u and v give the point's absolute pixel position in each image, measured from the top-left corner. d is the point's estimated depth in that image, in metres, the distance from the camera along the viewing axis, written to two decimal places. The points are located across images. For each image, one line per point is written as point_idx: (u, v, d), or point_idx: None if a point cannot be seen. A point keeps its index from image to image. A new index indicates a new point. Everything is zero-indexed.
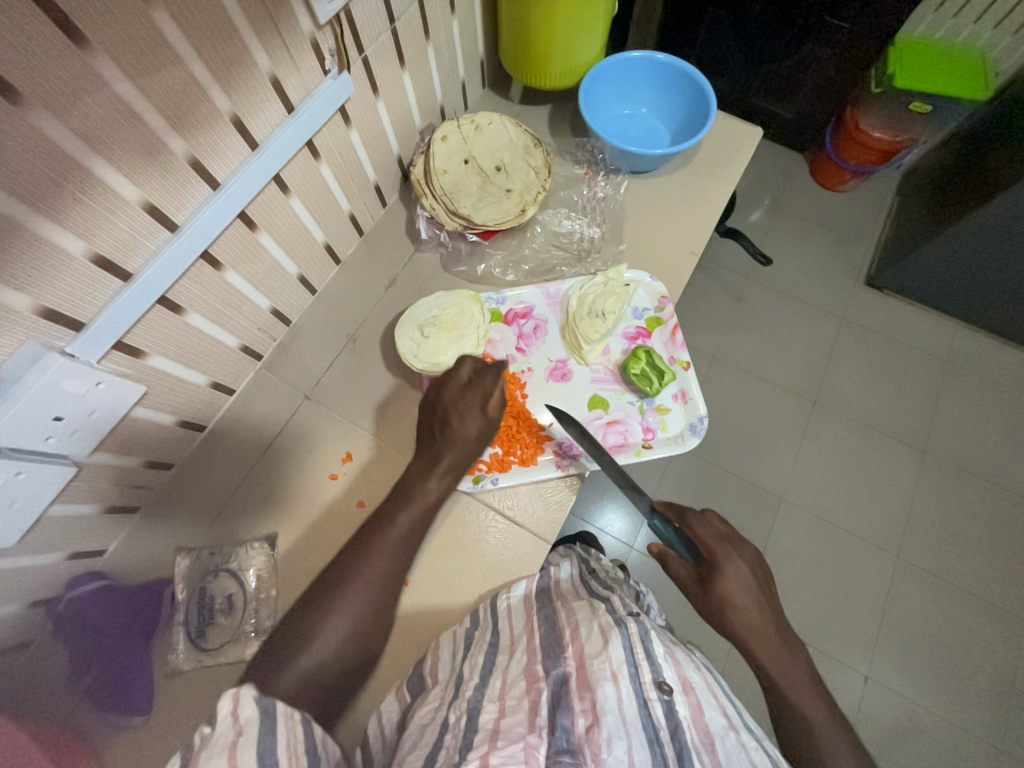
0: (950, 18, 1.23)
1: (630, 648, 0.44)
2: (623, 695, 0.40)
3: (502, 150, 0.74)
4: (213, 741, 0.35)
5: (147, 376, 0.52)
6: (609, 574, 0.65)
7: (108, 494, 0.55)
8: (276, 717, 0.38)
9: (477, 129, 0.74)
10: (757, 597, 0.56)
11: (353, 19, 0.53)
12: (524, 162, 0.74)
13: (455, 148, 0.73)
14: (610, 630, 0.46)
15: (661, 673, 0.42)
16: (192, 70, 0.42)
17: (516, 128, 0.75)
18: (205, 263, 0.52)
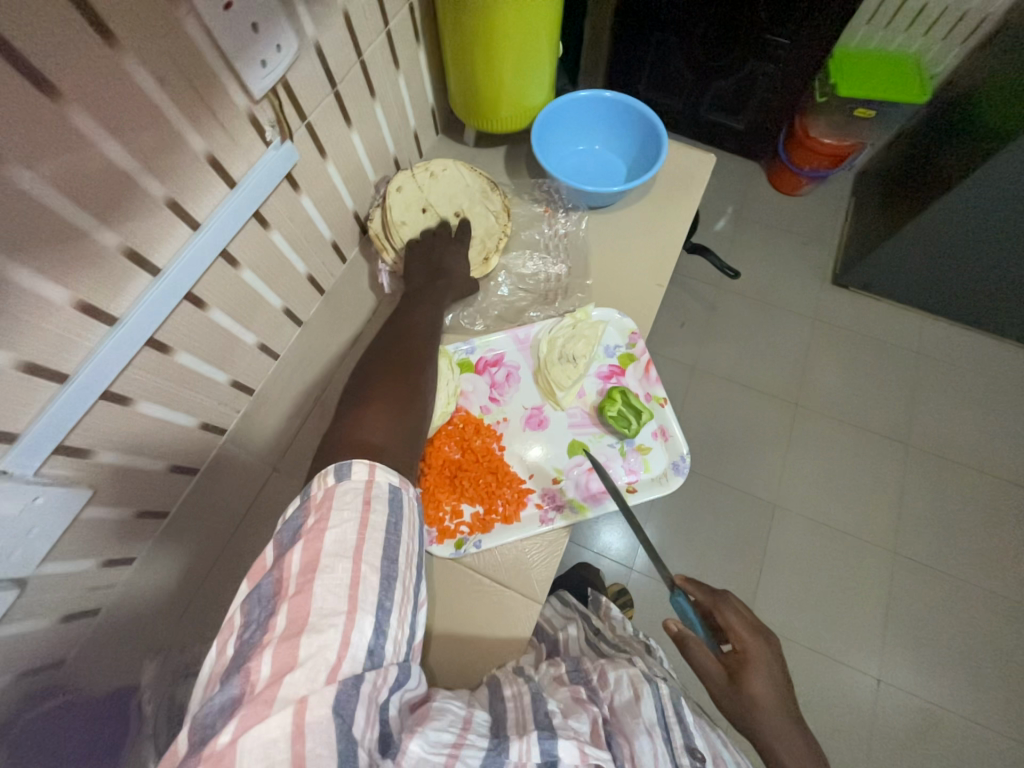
0: (883, 27, 1.29)
1: (661, 709, 0.51)
2: (659, 753, 0.47)
3: (459, 196, 0.75)
4: (341, 498, 0.42)
5: (93, 475, 0.49)
6: (622, 635, 0.70)
7: (61, 603, 0.51)
8: (395, 509, 0.44)
9: (432, 177, 0.74)
10: (787, 703, 0.59)
11: (291, 87, 0.52)
12: (483, 207, 0.74)
13: (412, 199, 0.73)
14: (642, 685, 0.53)
15: (693, 739, 0.50)
16: (118, 163, 0.40)
17: (471, 171, 0.75)
18: (152, 350, 0.49)
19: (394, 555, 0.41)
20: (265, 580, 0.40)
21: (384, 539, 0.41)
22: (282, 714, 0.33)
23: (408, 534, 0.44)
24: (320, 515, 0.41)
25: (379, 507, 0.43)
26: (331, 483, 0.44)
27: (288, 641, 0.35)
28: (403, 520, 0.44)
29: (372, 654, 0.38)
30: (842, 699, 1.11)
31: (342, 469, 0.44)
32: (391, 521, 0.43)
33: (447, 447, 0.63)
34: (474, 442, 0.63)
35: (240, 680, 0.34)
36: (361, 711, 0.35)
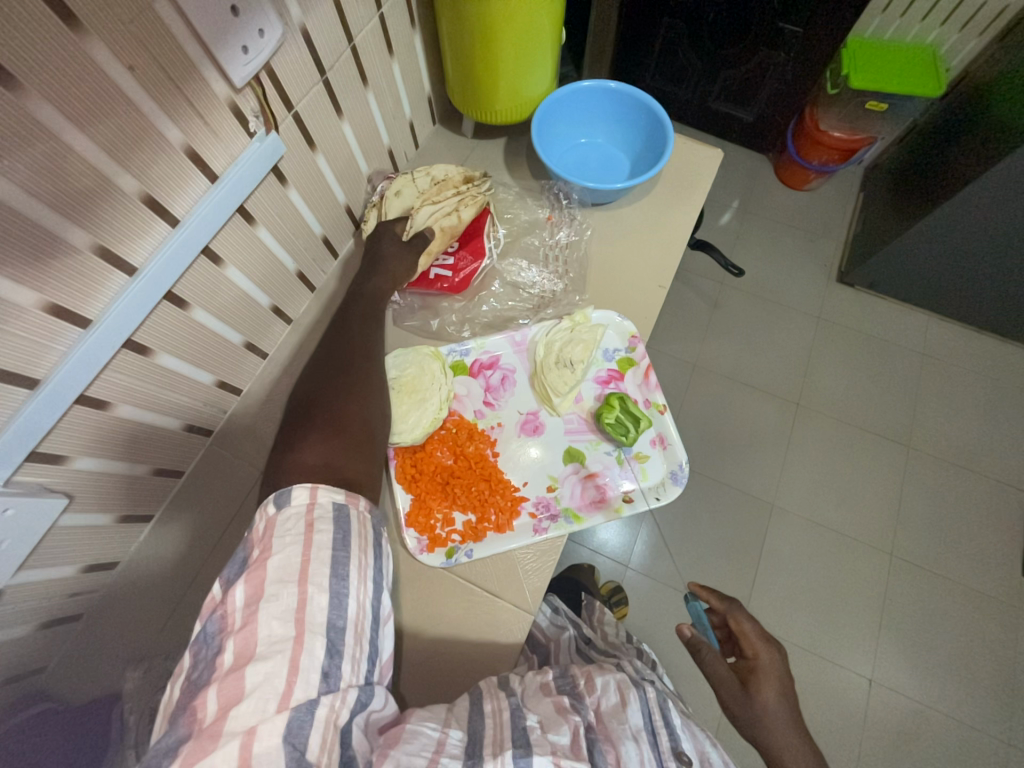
0: (898, 18, 1.24)
1: (648, 713, 0.49)
2: (644, 758, 0.45)
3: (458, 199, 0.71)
4: (282, 526, 0.41)
5: (70, 482, 0.47)
6: (612, 639, 0.70)
7: (42, 610, 0.50)
8: (342, 525, 0.43)
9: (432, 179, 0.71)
10: (796, 717, 0.58)
11: (274, 76, 0.49)
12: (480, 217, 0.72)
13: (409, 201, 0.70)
14: (630, 690, 0.51)
15: (680, 743, 0.48)
16: (89, 158, 0.38)
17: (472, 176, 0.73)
18: (130, 351, 0.47)
19: (344, 572, 0.40)
20: (211, 617, 0.38)
21: (332, 556, 0.40)
22: (226, 750, 0.31)
23: (360, 548, 0.42)
24: (262, 546, 0.40)
25: (324, 525, 0.42)
26: (271, 513, 0.42)
27: (233, 675, 0.34)
28: (353, 536, 0.43)
29: (328, 677, 0.37)
30: (835, 698, 1.11)
31: (281, 497, 0.43)
32: (338, 537, 0.41)
33: (441, 454, 0.61)
34: (467, 449, 0.61)
35: (184, 722, 0.33)
36: (315, 737, 0.34)
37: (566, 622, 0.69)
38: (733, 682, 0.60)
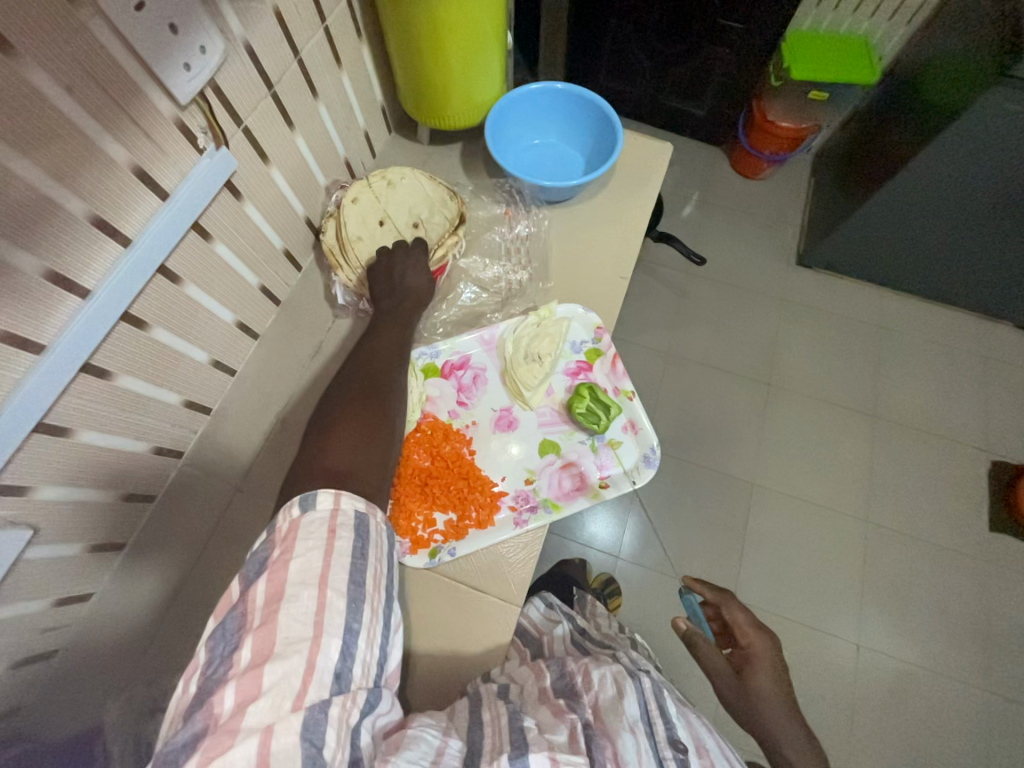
0: (833, 10, 1.30)
1: (645, 703, 0.50)
2: (643, 750, 0.46)
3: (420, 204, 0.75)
4: (305, 528, 0.41)
5: (34, 513, 0.46)
6: (603, 629, 0.72)
7: (12, 649, 0.49)
8: (362, 533, 0.43)
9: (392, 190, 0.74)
10: (790, 702, 0.60)
11: (221, 92, 0.49)
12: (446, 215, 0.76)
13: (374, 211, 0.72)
14: (625, 680, 0.52)
15: (675, 732, 0.48)
16: (31, 181, 0.37)
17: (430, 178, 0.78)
18: (89, 375, 0.46)
19: (361, 579, 0.40)
20: (229, 615, 0.38)
21: (351, 563, 0.40)
22: (245, 746, 0.31)
23: (377, 557, 0.43)
24: (285, 547, 0.40)
25: (345, 532, 0.42)
26: (294, 514, 0.42)
27: (252, 672, 0.34)
28: (371, 544, 0.43)
29: (340, 678, 0.37)
30: (826, 667, 1.14)
31: (306, 499, 0.43)
32: (358, 544, 0.42)
33: (418, 457, 0.62)
34: (443, 448, 0.62)
35: (201, 715, 0.33)
36: (330, 736, 0.34)
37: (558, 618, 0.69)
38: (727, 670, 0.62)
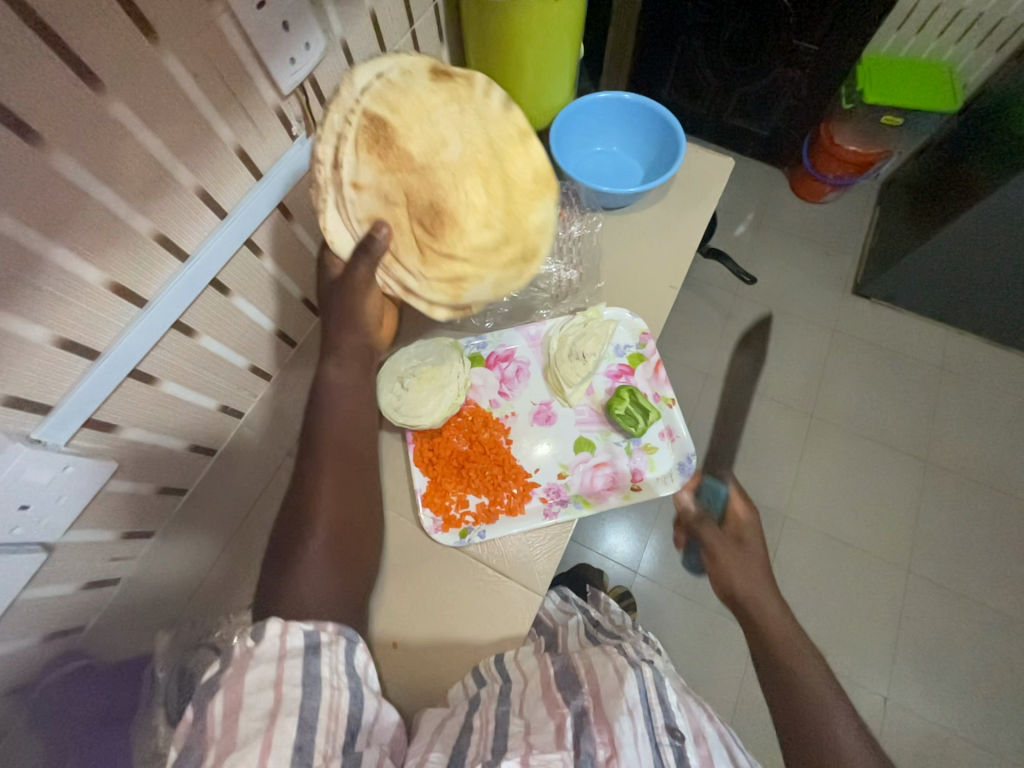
0: (913, 35, 1.27)
1: (644, 691, 0.49)
2: (639, 731, 0.47)
3: (490, 152, 0.58)
4: (255, 657, 0.42)
5: (118, 450, 0.51)
6: (617, 623, 0.71)
7: (86, 571, 0.53)
8: (313, 656, 0.43)
9: (437, 152, 0.55)
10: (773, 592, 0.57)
11: (317, 85, 0.54)
12: (522, 153, 0.58)
13: (437, 200, 0.55)
14: (627, 670, 0.51)
15: (674, 719, 0.49)
16: (154, 153, 0.42)
17: (463, 89, 0.56)
18: (177, 332, 0.51)
19: (311, 699, 0.41)
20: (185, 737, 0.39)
21: (300, 687, 0.41)
22: None
23: (331, 684, 0.43)
24: (236, 666, 0.41)
25: (295, 658, 0.43)
26: (248, 643, 0.43)
27: None
28: (322, 663, 0.44)
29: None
30: None
31: (260, 629, 0.43)
32: (308, 671, 0.42)
33: (456, 440, 0.64)
34: (482, 435, 0.65)
35: None
36: None
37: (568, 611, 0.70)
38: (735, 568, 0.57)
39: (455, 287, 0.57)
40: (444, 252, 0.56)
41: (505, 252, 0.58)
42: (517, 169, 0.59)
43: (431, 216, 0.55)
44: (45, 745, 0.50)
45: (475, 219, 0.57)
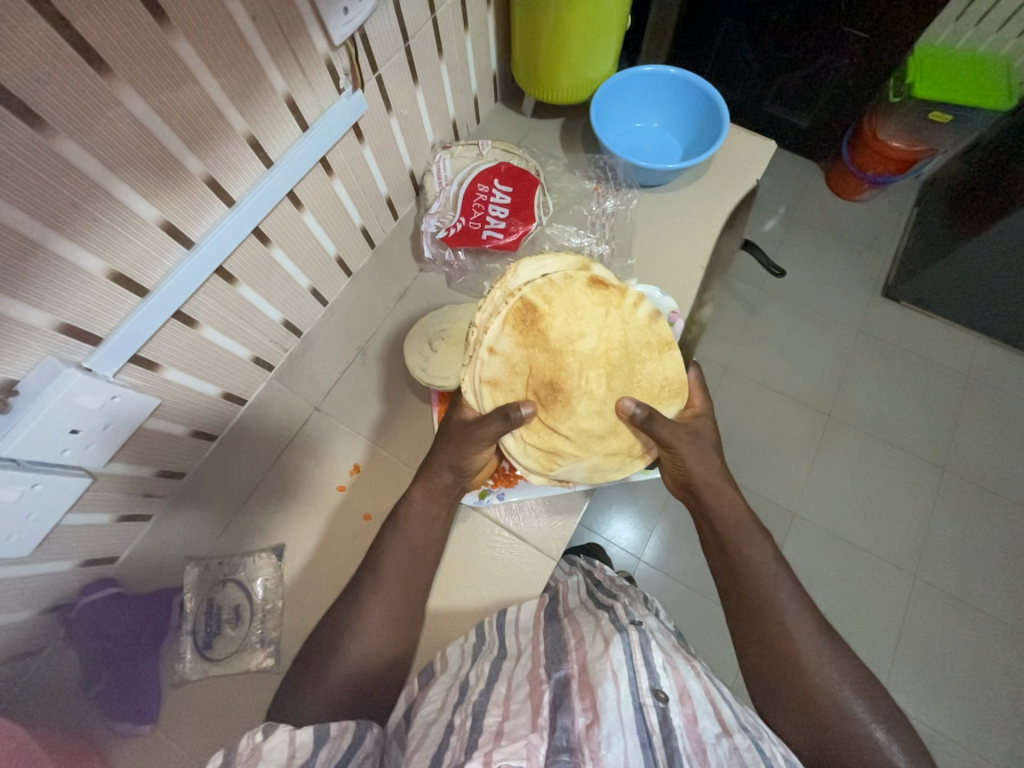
0: (972, 25, 1.19)
1: (630, 652, 0.51)
2: (622, 695, 0.47)
3: (622, 354, 0.59)
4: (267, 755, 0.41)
5: (160, 389, 0.53)
6: (616, 583, 0.73)
7: (120, 504, 0.56)
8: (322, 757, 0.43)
9: (574, 343, 0.57)
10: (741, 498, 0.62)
11: (367, 39, 0.54)
12: (653, 359, 0.61)
13: (559, 380, 0.57)
14: (613, 636, 0.53)
15: (657, 682, 0.49)
16: (210, 93, 0.42)
17: (617, 300, 0.60)
18: (219, 278, 0.52)
19: None
20: None
21: None
22: None
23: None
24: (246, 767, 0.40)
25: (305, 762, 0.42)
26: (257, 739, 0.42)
27: None
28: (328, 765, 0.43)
29: None
30: None
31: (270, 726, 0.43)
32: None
33: None
34: None
35: None
36: None
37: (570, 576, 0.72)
38: (724, 517, 0.61)
39: (548, 458, 0.58)
40: (551, 425, 0.57)
41: (609, 447, 0.59)
42: (641, 377, 0.61)
43: (548, 390, 0.56)
44: (82, 658, 0.54)
45: (589, 402, 0.57)
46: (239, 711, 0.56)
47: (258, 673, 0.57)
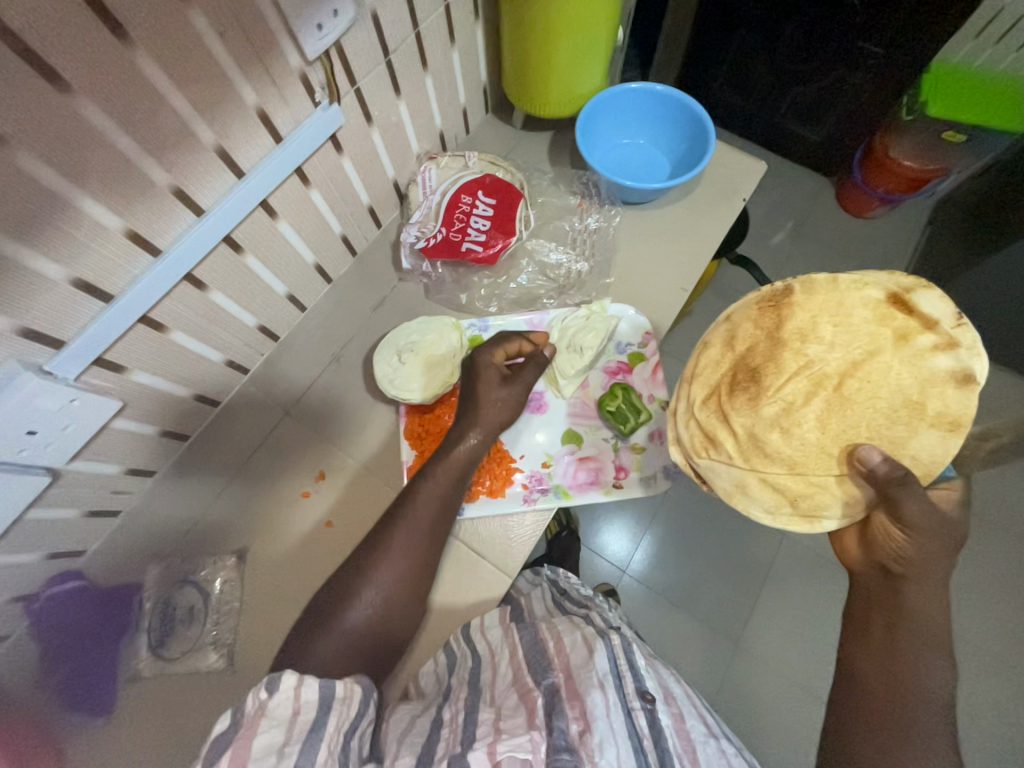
0: (1012, 49, 1.11)
1: (614, 659, 0.50)
2: (611, 702, 0.46)
3: (864, 389, 0.50)
4: (271, 712, 0.41)
5: (126, 391, 0.53)
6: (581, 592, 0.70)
7: (89, 499, 0.56)
8: (325, 716, 0.42)
9: (809, 344, 0.52)
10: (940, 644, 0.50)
11: (344, 54, 0.54)
12: (903, 427, 0.50)
13: (763, 371, 0.52)
14: (595, 641, 0.52)
15: (643, 684, 0.49)
16: (177, 109, 0.43)
17: (903, 335, 0.50)
18: (189, 284, 0.53)
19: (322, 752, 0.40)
20: None
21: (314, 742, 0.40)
22: None
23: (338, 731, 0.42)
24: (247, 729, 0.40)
25: (308, 715, 0.42)
26: (262, 696, 0.42)
27: None
28: (336, 721, 0.43)
29: None
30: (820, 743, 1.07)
31: (274, 679, 0.42)
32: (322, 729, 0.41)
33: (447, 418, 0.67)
34: None
35: None
36: None
37: (533, 592, 0.69)
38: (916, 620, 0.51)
39: (703, 442, 0.54)
40: (723, 412, 0.53)
41: (773, 476, 0.52)
42: (879, 430, 0.50)
43: (747, 376, 0.53)
44: (43, 649, 0.55)
45: (779, 410, 0.51)
46: (191, 711, 0.57)
47: (210, 673, 0.58)
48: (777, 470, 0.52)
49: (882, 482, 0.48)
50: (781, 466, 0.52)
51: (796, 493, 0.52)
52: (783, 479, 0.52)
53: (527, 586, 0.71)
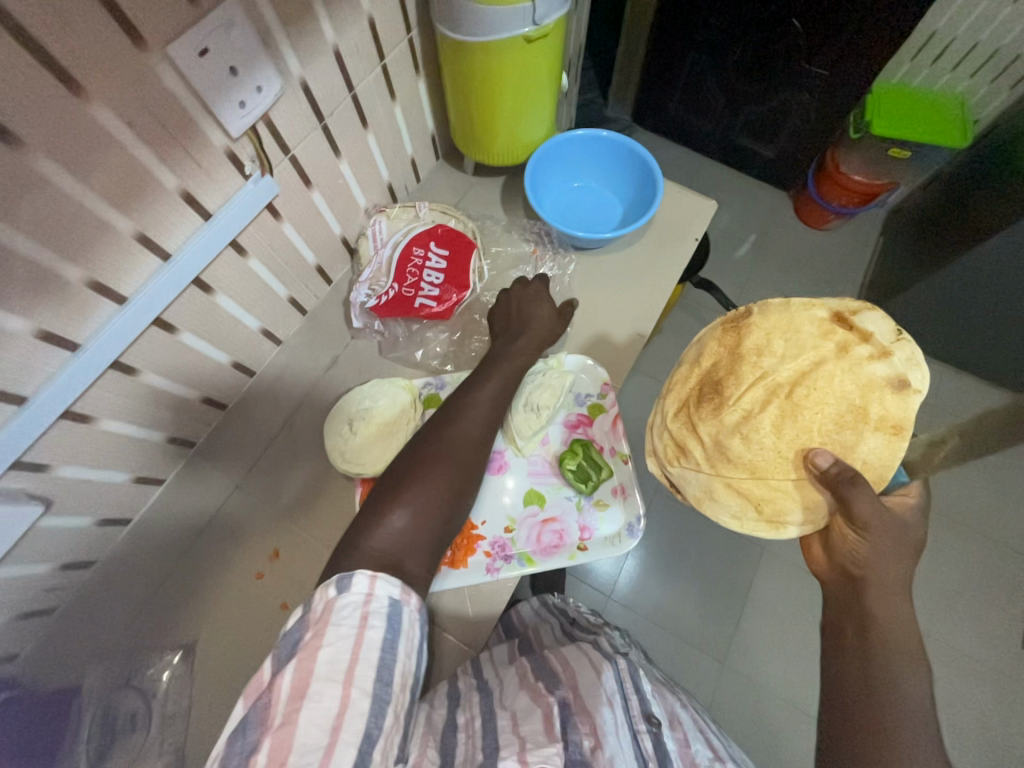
0: (927, 66, 1.23)
1: (621, 682, 0.54)
2: (620, 722, 0.49)
3: (817, 398, 0.47)
4: (339, 613, 0.41)
5: (51, 489, 0.50)
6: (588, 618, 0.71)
7: (13, 603, 0.52)
8: (392, 626, 0.42)
9: (764, 356, 0.50)
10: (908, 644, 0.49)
11: (273, 126, 0.53)
12: (852, 431, 0.47)
13: (724, 384, 0.50)
14: (604, 663, 0.56)
15: (648, 708, 0.53)
16: (85, 203, 0.41)
17: (850, 343, 0.48)
18: (117, 373, 0.50)
19: (388, 678, 0.39)
20: (255, 705, 0.38)
21: (378, 659, 0.40)
22: None
23: (405, 651, 0.42)
24: (315, 630, 0.40)
25: (376, 622, 0.41)
26: (330, 596, 0.43)
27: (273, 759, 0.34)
28: (400, 638, 0.42)
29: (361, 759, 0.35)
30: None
31: (344, 582, 0.43)
32: (386, 638, 0.41)
33: None
34: None
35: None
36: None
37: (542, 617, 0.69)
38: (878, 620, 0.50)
39: (673, 452, 0.54)
40: (691, 423, 0.52)
41: (738, 482, 0.51)
42: (829, 435, 0.48)
43: (709, 389, 0.51)
44: None
45: (738, 419, 0.49)
46: None
47: None
48: (742, 479, 0.50)
49: (833, 487, 0.47)
50: (743, 475, 0.50)
51: (758, 500, 0.51)
52: (744, 487, 0.51)
53: (535, 610, 0.71)
